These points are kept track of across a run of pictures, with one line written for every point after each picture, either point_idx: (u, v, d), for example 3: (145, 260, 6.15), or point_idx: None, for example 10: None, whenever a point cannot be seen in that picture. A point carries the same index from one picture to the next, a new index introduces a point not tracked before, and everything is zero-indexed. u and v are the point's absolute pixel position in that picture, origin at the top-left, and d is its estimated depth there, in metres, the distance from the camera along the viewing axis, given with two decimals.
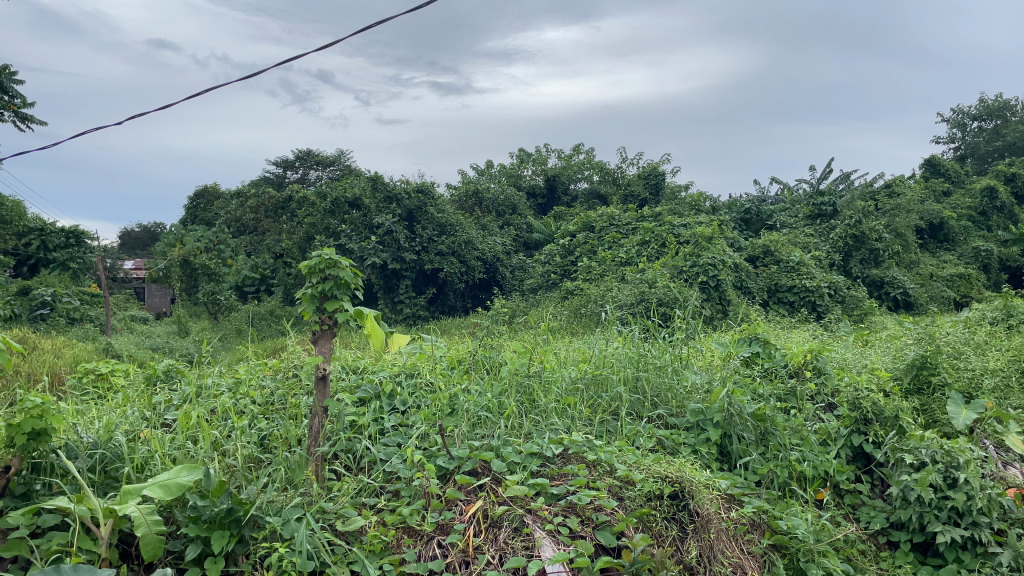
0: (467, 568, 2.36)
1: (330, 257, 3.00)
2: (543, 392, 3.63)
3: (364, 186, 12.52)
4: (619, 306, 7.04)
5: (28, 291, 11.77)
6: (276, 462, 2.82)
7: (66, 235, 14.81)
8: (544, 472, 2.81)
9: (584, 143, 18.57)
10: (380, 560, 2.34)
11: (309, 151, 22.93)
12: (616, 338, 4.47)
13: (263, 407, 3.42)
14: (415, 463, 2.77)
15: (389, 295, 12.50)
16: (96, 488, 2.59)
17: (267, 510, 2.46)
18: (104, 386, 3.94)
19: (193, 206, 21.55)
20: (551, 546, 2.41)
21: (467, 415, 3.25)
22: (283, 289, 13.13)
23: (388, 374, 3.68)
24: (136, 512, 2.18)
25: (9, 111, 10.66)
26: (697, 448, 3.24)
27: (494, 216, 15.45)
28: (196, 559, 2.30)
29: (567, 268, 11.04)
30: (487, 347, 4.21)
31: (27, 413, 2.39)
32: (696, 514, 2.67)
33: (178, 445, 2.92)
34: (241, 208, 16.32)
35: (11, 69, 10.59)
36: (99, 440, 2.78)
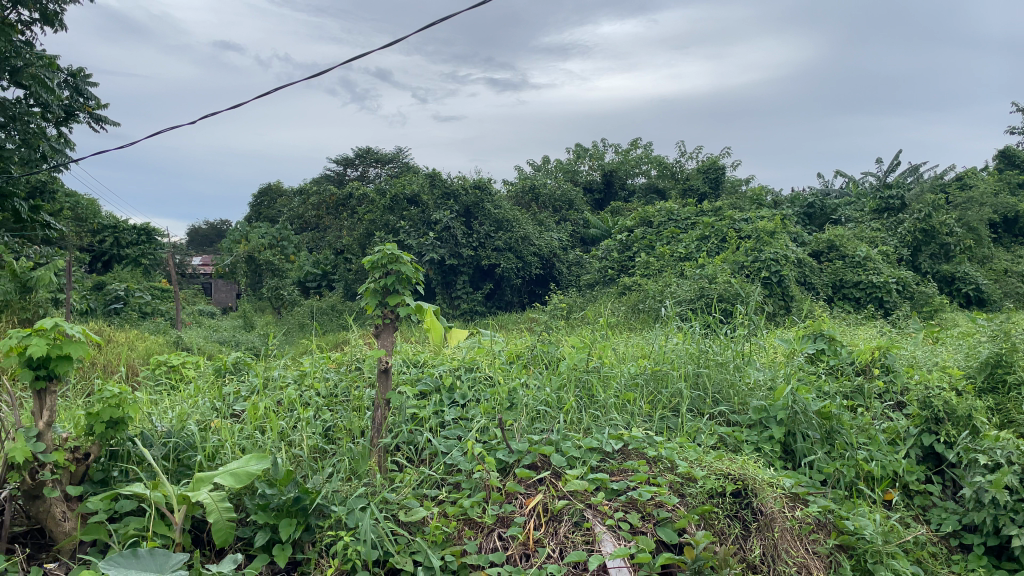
0: (527, 561, 2.39)
1: (392, 252, 3.06)
2: (602, 387, 3.62)
3: (422, 182, 12.67)
4: (678, 302, 6.97)
5: (102, 286, 12.26)
6: (340, 452, 2.88)
7: (138, 231, 15.38)
8: (604, 467, 2.80)
9: (642, 138, 18.41)
10: (442, 551, 2.36)
11: (368, 149, 23.26)
12: (676, 335, 4.43)
13: (327, 399, 3.49)
14: (476, 456, 2.80)
15: (447, 290, 12.60)
16: (170, 476, 2.69)
17: (332, 499, 2.51)
18: (177, 377, 4.09)
19: (258, 204, 22.06)
20: (612, 541, 2.41)
21: (526, 409, 3.26)
22: (344, 284, 13.37)
23: (448, 368, 3.72)
24: (208, 499, 2.24)
25: (84, 113, 11.08)
26: (760, 446, 3.19)
27: (551, 212, 15.46)
28: (264, 546, 2.38)
29: (624, 263, 10.96)
30: (545, 342, 4.22)
31: (105, 402, 2.48)
32: (760, 513, 2.63)
33: (247, 435, 3.00)
34: (303, 206, 16.66)
35: (86, 72, 10.99)
36: (172, 429, 2.88)
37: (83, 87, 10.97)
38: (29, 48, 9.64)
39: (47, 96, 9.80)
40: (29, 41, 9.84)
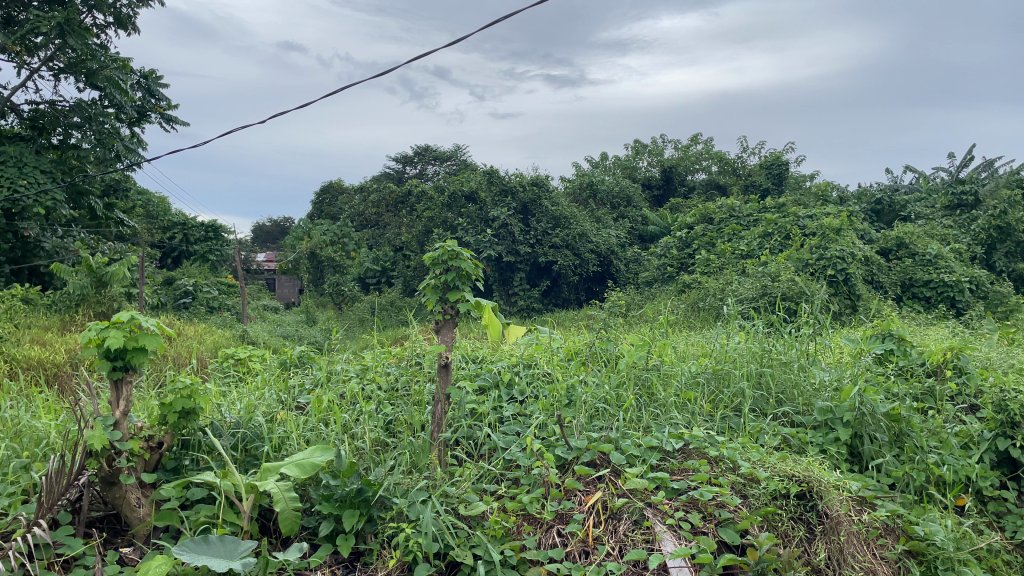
0: (586, 558, 2.39)
1: (452, 249, 3.07)
2: (662, 385, 3.58)
3: (480, 180, 12.78)
4: (740, 300, 6.86)
5: (172, 281, 12.68)
6: (402, 445, 2.92)
7: (206, 228, 15.88)
8: (665, 466, 2.78)
9: (702, 133, 18.15)
10: (501, 545, 2.37)
11: (427, 147, 23.47)
12: (738, 333, 4.36)
13: (388, 393, 3.54)
14: (535, 452, 2.81)
15: (504, 287, 12.67)
16: (238, 465, 2.77)
17: (394, 491, 2.55)
18: (244, 369, 4.22)
19: (320, 201, 22.48)
20: (673, 540, 2.39)
21: (585, 407, 3.25)
22: (403, 281, 13.55)
23: (507, 364, 3.74)
24: (275, 488, 2.29)
25: (156, 114, 11.46)
26: (826, 448, 3.11)
27: (608, 209, 15.38)
28: (328, 535, 2.44)
29: (683, 261, 10.83)
30: (604, 339, 4.19)
31: (178, 393, 2.57)
32: (826, 515, 2.57)
33: (311, 427, 3.07)
34: (364, 203, 16.93)
35: (158, 74, 11.36)
36: (240, 420, 2.97)
37: (155, 88, 11.35)
38: (104, 50, 10.02)
39: (120, 97, 10.17)
40: (104, 44, 10.24)
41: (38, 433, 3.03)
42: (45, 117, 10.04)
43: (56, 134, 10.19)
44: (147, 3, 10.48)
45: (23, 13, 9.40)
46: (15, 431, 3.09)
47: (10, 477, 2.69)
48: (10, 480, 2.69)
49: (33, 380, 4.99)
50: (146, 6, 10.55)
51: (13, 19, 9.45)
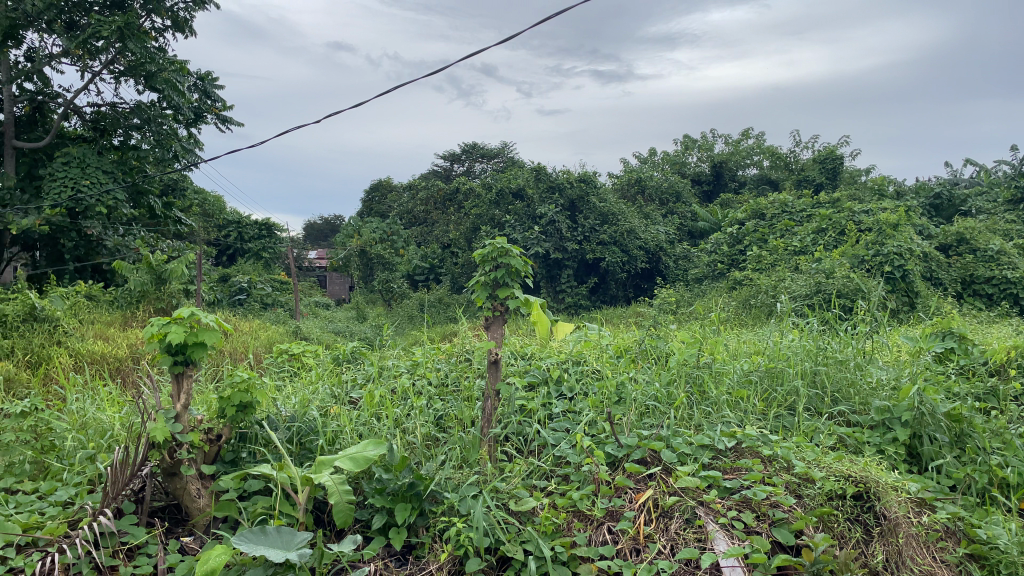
0: (637, 556, 2.38)
1: (502, 246, 3.09)
2: (714, 383, 3.54)
3: (528, 177, 12.81)
4: (793, 297, 6.74)
5: (227, 278, 12.98)
6: (452, 441, 2.95)
7: (259, 226, 16.22)
8: (717, 464, 2.75)
9: (753, 127, 17.90)
10: (552, 541, 2.37)
11: (474, 144, 23.56)
12: (791, 331, 4.29)
13: (438, 388, 3.57)
14: (585, 449, 2.81)
15: (551, 284, 12.65)
16: (294, 458, 2.83)
17: (445, 486, 2.58)
18: (298, 365, 4.31)
19: (369, 199, 22.76)
20: (725, 540, 2.36)
21: (635, 404, 3.24)
22: (451, 278, 13.64)
23: (556, 361, 3.75)
24: (330, 481, 2.32)
25: (212, 115, 11.73)
26: (883, 447, 3.04)
27: (657, 205, 15.25)
28: (381, 528, 2.48)
29: (734, 257, 10.68)
30: (654, 336, 4.16)
31: (235, 387, 2.63)
32: (883, 517, 2.51)
33: (364, 421, 3.11)
34: (413, 201, 17.10)
35: (213, 75, 11.62)
36: (295, 414, 3.03)
37: (211, 89, 11.61)
38: (163, 53, 10.29)
39: (178, 99, 10.45)
40: (162, 47, 10.52)
41: (103, 425, 3.14)
42: (106, 119, 10.39)
43: (117, 135, 10.55)
44: (203, 6, 10.74)
45: (85, 18, 9.71)
46: (81, 422, 3.21)
47: (78, 468, 2.80)
48: (77, 471, 2.80)
49: (96, 373, 5.17)
50: (202, 9, 10.80)
51: (76, 23, 9.76)
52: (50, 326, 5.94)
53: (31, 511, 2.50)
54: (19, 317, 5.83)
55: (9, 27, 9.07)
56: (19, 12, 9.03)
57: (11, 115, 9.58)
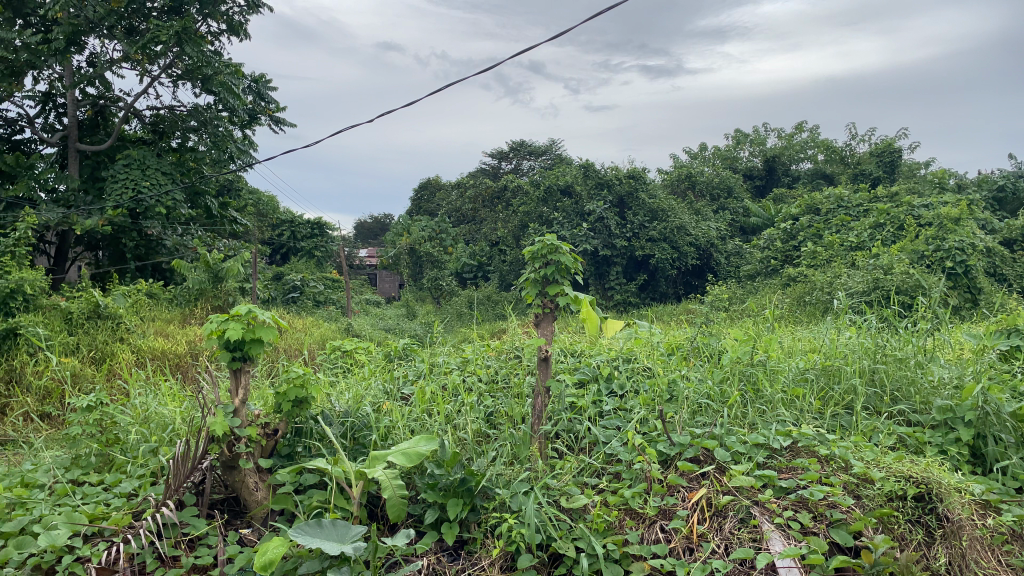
0: (690, 555, 2.36)
1: (551, 243, 3.08)
2: (769, 381, 3.48)
3: (576, 174, 12.79)
4: (850, 294, 6.59)
5: (281, 276, 13.25)
6: (503, 437, 2.96)
7: (312, 225, 16.51)
8: (772, 464, 2.70)
9: (807, 121, 17.60)
10: (604, 539, 2.36)
11: (522, 142, 23.54)
12: (848, 329, 4.19)
13: (488, 385, 3.59)
14: (636, 447, 2.79)
15: (600, 281, 12.61)
16: (347, 453, 2.86)
17: (497, 482, 2.60)
18: (351, 361, 4.38)
19: (418, 197, 22.95)
20: (781, 540, 2.33)
21: (688, 402, 3.21)
22: (500, 275, 13.69)
23: (606, 359, 3.73)
24: (383, 475, 2.34)
25: (266, 117, 11.96)
26: (946, 448, 2.94)
27: (708, 200, 15.06)
28: (434, 523, 2.51)
29: (788, 253, 10.47)
30: (706, 333, 4.11)
31: (291, 382, 2.68)
32: (946, 519, 2.44)
33: (415, 417, 3.14)
34: (461, 200, 17.20)
35: (267, 78, 11.85)
36: (349, 409, 3.07)
37: (265, 91, 11.84)
38: (219, 56, 10.54)
39: (233, 101, 10.69)
40: (218, 50, 10.77)
41: (165, 419, 3.23)
42: (164, 121, 10.68)
43: (175, 137, 10.83)
44: (257, 10, 10.96)
45: (145, 23, 10.00)
46: (144, 416, 3.31)
47: (140, 460, 2.89)
48: (140, 464, 2.89)
49: (158, 369, 5.32)
50: (255, 12, 11.02)
51: (135, 29, 10.05)
52: (113, 323, 6.13)
53: (98, 501, 2.59)
54: (84, 314, 6.04)
55: (73, 34, 9.37)
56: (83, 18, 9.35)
57: (75, 119, 9.91)
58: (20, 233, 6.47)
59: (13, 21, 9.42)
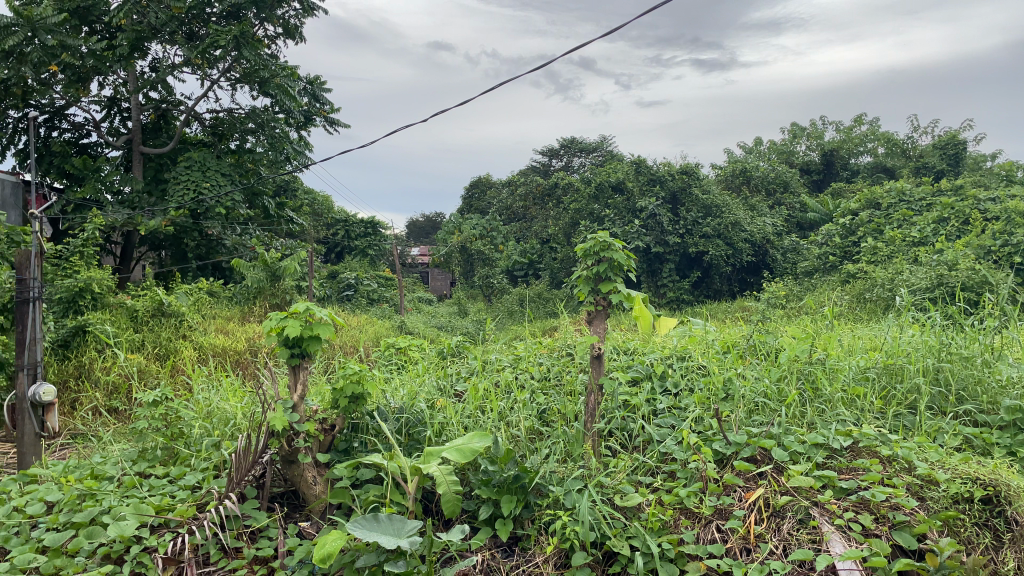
0: (748, 556, 2.33)
1: (604, 240, 3.08)
2: (828, 380, 3.40)
3: (628, 170, 12.67)
4: (912, 291, 6.41)
5: (336, 274, 13.46)
6: (556, 435, 2.96)
7: (365, 224, 16.76)
8: (832, 464, 2.65)
9: (866, 113, 17.40)
10: (659, 538, 2.35)
11: (573, 139, 23.46)
12: (911, 326, 4.08)
13: (541, 382, 3.59)
14: (692, 446, 2.76)
15: (652, 278, 12.50)
16: (402, 448, 2.90)
17: (550, 479, 2.61)
18: (405, 358, 4.43)
19: (469, 195, 23.07)
20: (842, 542, 2.28)
21: (744, 401, 3.16)
22: (551, 273, 13.69)
23: (659, 356, 3.70)
24: (438, 472, 2.36)
25: (321, 118, 12.16)
26: (1015, 450, 2.83)
27: (764, 195, 14.79)
28: (488, 519, 2.53)
29: (847, 249, 10.22)
30: (763, 331, 4.04)
31: (348, 378, 2.73)
32: (1016, 523, 2.35)
33: (469, 414, 3.16)
34: (512, 197, 17.23)
35: (322, 79, 12.04)
36: (404, 406, 3.11)
37: (320, 93, 12.04)
38: (275, 59, 10.74)
39: (290, 103, 10.90)
40: (274, 53, 10.99)
41: (226, 414, 3.31)
42: (223, 124, 10.94)
43: (233, 139, 11.08)
44: (312, 13, 11.15)
45: (204, 28, 10.25)
46: (207, 411, 3.40)
47: (204, 454, 2.98)
48: (203, 457, 2.98)
49: (220, 366, 5.47)
50: (310, 15, 11.21)
51: (195, 34, 10.31)
52: (177, 321, 6.32)
53: (163, 493, 2.68)
54: (149, 312, 6.22)
55: (136, 40, 9.66)
56: (145, 24, 9.64)
57: (139, 123, 10.22)
58: (88, 233, 6.70)
59: (79, 28, 9.76)
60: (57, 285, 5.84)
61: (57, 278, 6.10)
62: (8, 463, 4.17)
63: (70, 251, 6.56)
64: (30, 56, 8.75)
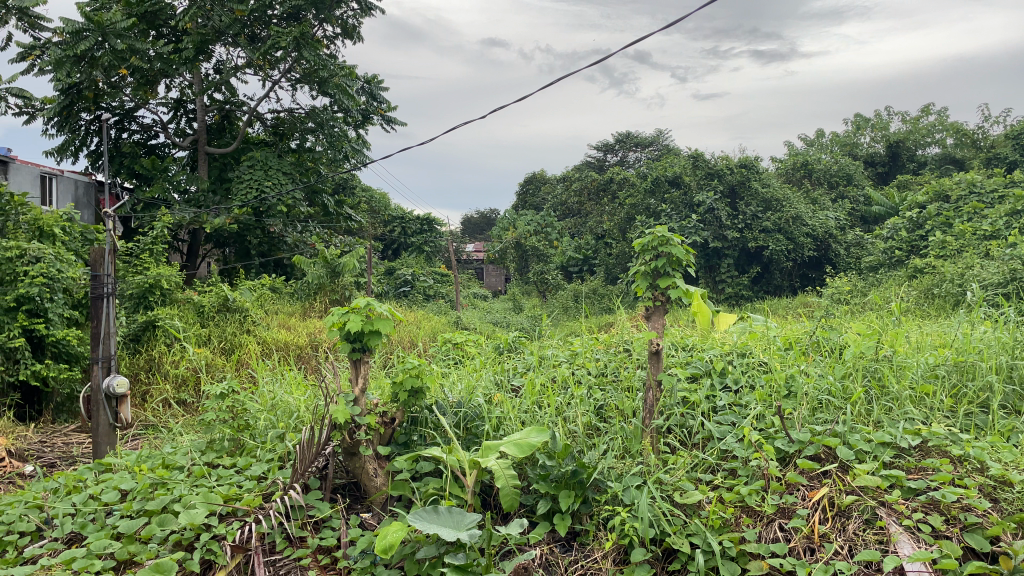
0: (812, 556, 2.29)
1: (662, 235, 3.05)
2: (895, 377, 3.30)
3: (685, 164, 12.53)
4: (983, 286, 6.18)
5: (393, 270, 13.64)
6: (614, 431, 2.96)
7: (421, 221, 16.96)
8: (899, 464, 2.58)
9: (933, 102, 16.92)
10: (719, 536, 2.32)
11: (628, 133, 23.28)
12: (983, 322, 3.93)
13: (598, 378, 3.58)
14: (753, 443, 2.72)
15: (710, 273, 12.34)
16: (461, 442, 2.94)
17: (608, 475, 2.60)
18: (462, 354, 4.47)
19: (523, 191, 23.07)
20: (910, 543, 2.23)
21: (807, 399, 3.10)
22: (606, 269, 13.61)
23: (719, 353, 3.65)
24: (496, 466, 2.38)
25: (378, 116, 12.32)
26: None
27: (826, 188, 14.46)
28: (546, 513, 2.54)
29: (915, 243, 9.91)
30: (827, 328, 3.95)
31: (407, 372, 2.77)
32: None
33: (527, 408, 3.17)
34: (566, 193, 17.20)
35: (379, 78, 12.18)
36: (462, 400, 3.14)
37: (377, 91, 12.19)
38: (334, 60, 10.92)
39: (348, 102, 11.06)
40: (333, 53, 11.17)
41: (290, 407, 3.39)
42: (284, 123, 11.17)
43: (294, 138, 11.30)
44: (369, 12, 11.30)
45: (265, 30, 10.49)
46: (272, 404, 3.49)
47: (269, 445, 3.06)
48: (269, 448, 3.06)
49: (283, 360, 5.61)
50: (368, 15, 11.37)
51: (257, 35, 10.55)
52: (241, 316, 6.50)
53: (231, 483, 2.76)
54: (215, 307, 6.42)
55: (202, 43, 9.94)
56: (210, 27, 9.92)
57: (204, 124, 10.51)
58: (157, 232, 6.93)
59: (147, 33, 10.09)
60: (128, 281, 6.05)
61: (129, 275, 6.32)
62: (85, 452, 4.36)
63: (140, 249, 6.80)
64: (102, 59, 9.09)
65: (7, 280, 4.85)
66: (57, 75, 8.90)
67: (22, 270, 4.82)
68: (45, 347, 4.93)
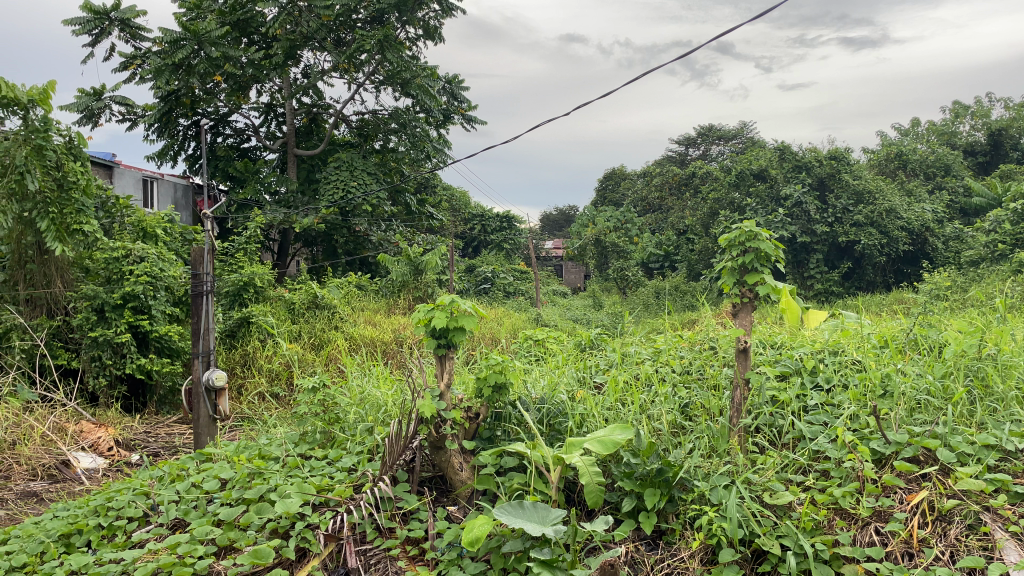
0: (910, 561, 2.22)
1: (750, 230, 2.98)
2: (999, 377, 3.13)
3: (771, 157, 12.24)
4: None
5: (473, 268, 13.80)
6: (700, 429, 2.92)
7: (501, 219, 17.10)
8: (1005, 468, 2.46)
9: None
10: (811, 538, 2.26)
11: (710, 127, 22.85)
12: None
13: (682, 376, 3.52)
14: (846, 444, 2.63)
15: (798, 269, 12.02)
16: (544, 438, 2.95)
17: (695, 474, 2.57)
18: (546, 351, 4.49)
19: (603, 188, 22.96)
20: (1018, 550, 2.12)
21: (904, 399, 2.97)
22: (688, 265, 13.42)
23: (809, 351, 3.55)
24: (580, 462, 2.38)
25: (459, 116, 12.45)
26: None
27: (922, 180, 13.82)
28: (631, 511, 2.54)
29: (1020, 236, 9.40)
30: (925, 325, 3.77)
31: (491, 368, 2.80)
32: None
33: (611, 406, 3.16)
34: (647, 189, 17.03)
35: (460, 78, 12.30)
36: (546, 397, 3.16)
37: (458, 91, 12.31)
38: (416, 61, 11.10)
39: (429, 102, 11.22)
40: (415, 55, 11.35)
41: (378, 400, 3.47)
42: (369, 125, 11.42)
43: (378, 139, 11.54)
44: (450, 13, 11.42)
45: (351, 34, 10.74)
46: (361, 397, 3.58)
47: (359, 438, 3.15)
48: (358, 441, 3.15)
49: (369, 355, 5.76)
50: (449, 15, 11.49)
51: (343, 39, 10.82)
52: (329, 312, 6.71)
53: (323, 474, 2.86)
54: (304, 305, 6.66)
55: (290, 48, 10.26)
56: (298, 33, 10.23)
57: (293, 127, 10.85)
58: (250, 232, 7.20)
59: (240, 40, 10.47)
60: (225, 279, 6.33)
61: (225, 273, 6.60)
62: (186, 441, 4.58)
63: (235, 248, 7.09)
64: (197, 67, 9.52)
65: (113, 278, 5.13)
66: (157, 83, 9.38)
67: (127, 269, 5.08)
68: (149, 342, 5.21)
